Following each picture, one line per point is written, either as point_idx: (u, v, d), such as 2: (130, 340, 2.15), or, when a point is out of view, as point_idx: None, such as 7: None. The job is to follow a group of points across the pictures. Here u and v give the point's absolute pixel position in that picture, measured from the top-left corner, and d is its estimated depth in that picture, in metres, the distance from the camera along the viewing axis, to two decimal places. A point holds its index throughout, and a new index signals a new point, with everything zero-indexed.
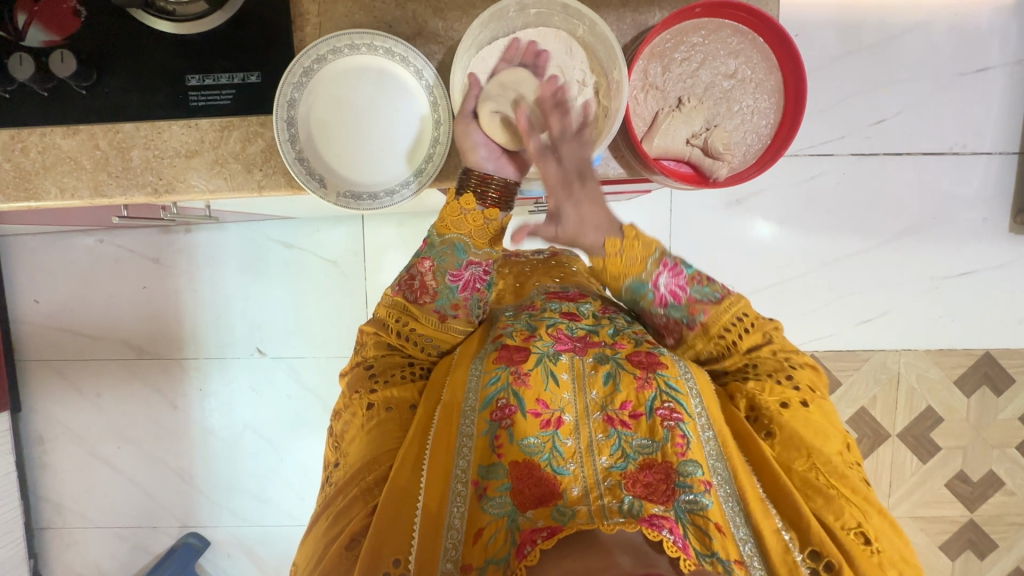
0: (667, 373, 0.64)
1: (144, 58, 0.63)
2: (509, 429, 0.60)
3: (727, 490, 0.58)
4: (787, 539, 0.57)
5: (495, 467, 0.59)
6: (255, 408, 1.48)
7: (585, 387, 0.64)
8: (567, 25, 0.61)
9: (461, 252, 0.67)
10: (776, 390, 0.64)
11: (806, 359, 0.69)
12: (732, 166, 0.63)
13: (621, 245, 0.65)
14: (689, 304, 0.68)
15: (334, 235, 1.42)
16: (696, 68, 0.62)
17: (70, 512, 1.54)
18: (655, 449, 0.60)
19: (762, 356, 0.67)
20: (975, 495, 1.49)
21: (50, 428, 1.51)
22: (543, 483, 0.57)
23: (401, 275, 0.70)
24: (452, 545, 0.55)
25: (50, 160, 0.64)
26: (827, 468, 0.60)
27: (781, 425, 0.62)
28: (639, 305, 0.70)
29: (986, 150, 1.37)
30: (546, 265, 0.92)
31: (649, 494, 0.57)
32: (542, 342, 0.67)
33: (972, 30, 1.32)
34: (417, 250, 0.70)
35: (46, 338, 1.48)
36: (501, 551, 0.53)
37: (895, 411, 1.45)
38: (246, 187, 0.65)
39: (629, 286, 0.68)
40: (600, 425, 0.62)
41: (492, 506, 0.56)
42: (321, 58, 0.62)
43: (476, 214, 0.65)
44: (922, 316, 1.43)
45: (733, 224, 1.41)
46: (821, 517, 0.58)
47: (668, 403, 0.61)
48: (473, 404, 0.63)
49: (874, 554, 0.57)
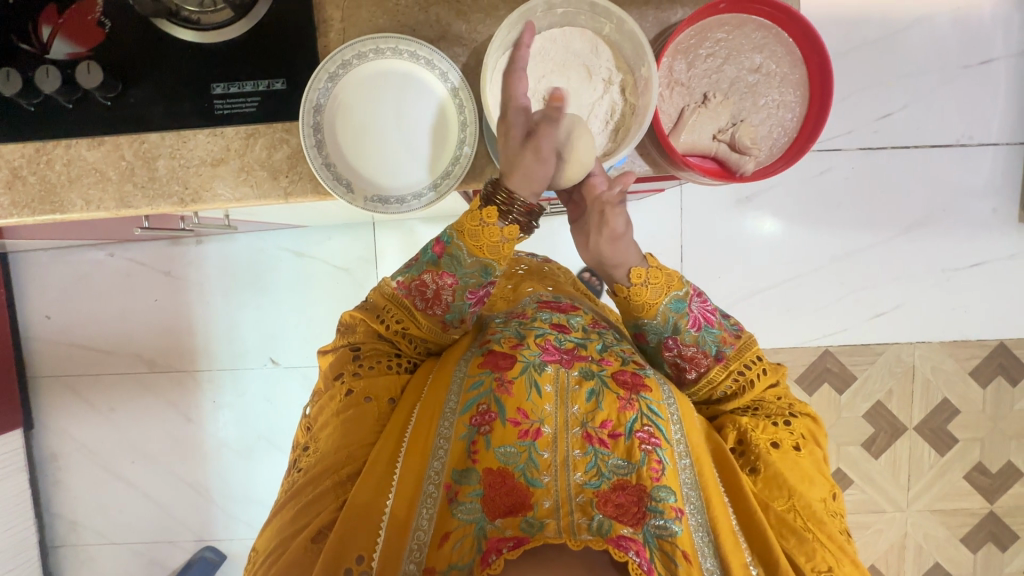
0: (650, 396, 0.64)
1: (171, 68, 0.63)
2: (486, 436, 0.61)
3: (698, 519, 0.60)
4: (752, 574, 0.59)
5: (469, 472, 0.60)
6: (270, 418, 1.47)
7: (568, 401, 0.64)
8: (593, 24, 0.60)
9: (487, 275, 0.65)
10: (771, 430, 0.65)
11: (807, 409, 0.70)
12: (759, 160, 0.63)
13: (646, 275, 0.66)
14: (719, 331, 0.68)
15: (346, 242, 1.41)
16: (721, 63, 0.62)
17: (83, 529, 1.52)
18: (629, 471, 0.61)
19: (761, 400, 0.68)
20: (994, 487, 1.48)
21: (62, 445, 1.50)
22: (513, 494, 0.59)
23: (409, 276, 0.66)
24: (417, 546, 0.57)
25: (76, 172, 0.64)
26: (807, 512, 0.62)
27: (768, 463, 0.64)
28: (674, 330, 0.68)
29: (993, 141, 1.38)
30: (540, 270, 0.91)
31: (620, 516, 0.59)
32: (529, 351, 0.67)
33: (975, 22, 1.33)
34: (431, 253, 0.65)
35: (58, 355, 1.48)
36: (466, 557, 0.56)
37: (911, 404, 1.45)
38: (273, 194, 0.65)
39: (667, 306, 0.67)
40: (578, 440, 0.62)
41: (461, 511, 0.58)
42: (346, 62, 0.62)
43: (495, 229, 0.63)
44: (935, 308, 1.43)
45: (743, 221, 1.41)
46: (792, 557, 0.60)
47: (647, 426, 0.63)
48: (453, 407, 0.64)
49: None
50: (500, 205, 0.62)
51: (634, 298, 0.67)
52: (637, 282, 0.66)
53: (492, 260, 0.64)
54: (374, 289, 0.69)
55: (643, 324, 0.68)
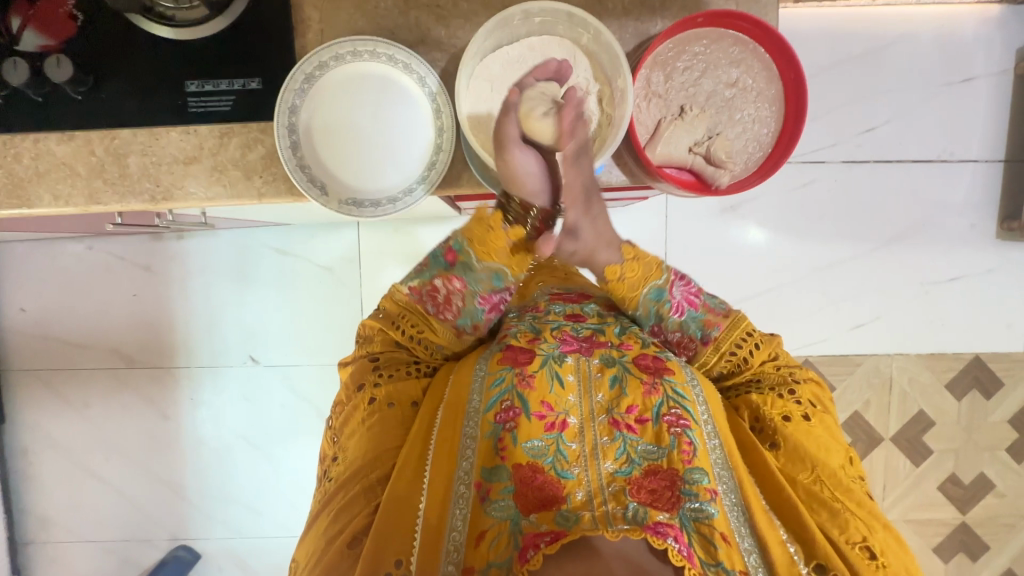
0: (674, 379, 0.65)
1: (144, 64, 0.62)
2: (513, 432, 0.61)
3: (732, 499, 0.60)
4: (791, 551, 0.59)
5: (499, 469, 0.59)
6: (248, 416, 1.46)
7: (591, 390, 0.65)
8: (571, 34, 0.61)
9: (499, 281, 0.69)
10: (779, 403, 0.67)
11: (810, 375, 0.72)
12: (734, 174, 0.64)
13: (621, 269, 0.70)
14: (703, 313, 0.71)
15: (330, 241, 1.40)
16: (698, 77, 0.62)
17: (55, 526, 1.50)
18: (660, 455, 0.61)
19: (766, 374, 0.70)
20: (967, 497, 1.51)
21: (35, 439, 1.48)
22: (546, 488, 0.59)
23: (421, 282, 0.68)
24: (454, 548, 0.56)
25: (44, 166, 0.63)
26: (831, 481, 0.63)
27: (786, 436, 0.65)
28: (657, 318, 0.71)
29: (973, 157, 1.40)
30: (547, 262, 0.86)
31: (654, 501, 0.59)
32: (547, 344, 0.67)
33: (958, 40, 1.35)
34: (443, 260, 0.68)
35: (33, 348, 1.45)
36: (503, 555, 0.55)
37: (888, 414, 1.47)
38: (246, 195, 0.64)
39: (646, 295, 0.71)
40: (605, 428, 0.62)
41: (495, 509, 0.58)
42: (323, 64, 0.61)
43: (503, 234, 0.66)
44: (913, 321, 1.45)
45: (727, 230, 1.42)
46: (826, 531, 0.60)
47: (674, 409, 0.63)
48: (478, 405, 0.63)
49: (878, 568, 0.59)
50: (516, 216, 0.66)
51: (614, 291, 0.71)
52: (614, 277, 0.70)
53: (503, 266, 0.68)
54: (386, 297, 0.71)
55: (627, 315, 0.73)
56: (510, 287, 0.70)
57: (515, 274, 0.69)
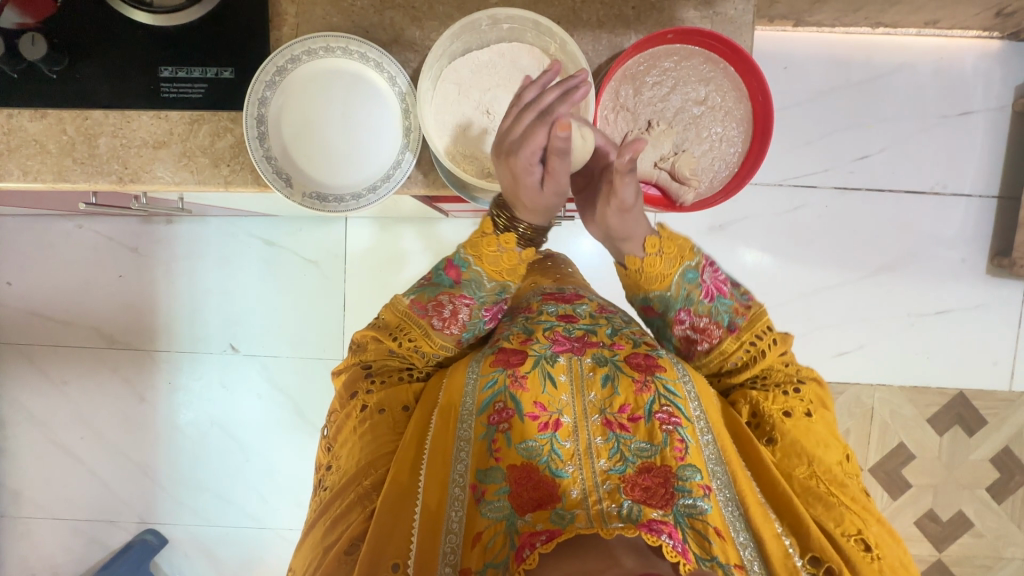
0: (665, 376, 0.64)
1: (120, 47, 0.63)
2: (506, 433, 0.60)
3: (726, 494, 0.58)
4: (787, 545, 0.57)
5: (493, 470, 0.59)
6: (224, 404, 1.46)
7: (584, 389, 0.65)
8: (540, 42, 0.61)
9: (501, 295, 0.68)
10: (781, 399, 0.63)
11: (813, 373, 0.68)
12: (699, 191, 0.63)
13: (660, 245, 0.66)
14: (732, 302, 0.67)
15: (318, 235, 1.41)
16: (666, 92, 0.62)
17: (27, 501, 1.50)
18: (653, 453, 0.60)
19: (769, 369, 0.66)
20: (944, 535, 1.48)
21: (12, 413, 1.48)
22: (541, 487, 0.57)
23: (426, 296, 0.68)
24: (451, 549, 0.55)
25: (16, 142, 0.64)
26: (828, 476, 0.60)
27: (784, 432, 0.62)
28: (686, 301, 0.67)
29: (966, 191, 1.39)
30: (542, 266, 0.93)
31: (648, 499, 0.57)
32: (539, 345, 0.68)
33: (957, 73, 1.35)
34: (445, 276, 0.68)
35: (16, 322, 1.46)
36: (500, 555, 0.53)
37: (867, 445, 1.45)
38: (212, 181, 0.65)
39: (680, 278, 0.66)
40: (599, 428, 0.62)
41: (490, 510, 0.56)
42: (295, 58, 0.62)
43: (514, 253, 0.65)
44: (898, 352, 1.43)
45: (714, 249, 1.42)
46: (821, 525, 0.57)
47: (665, 407, 0.62)
48: (470, 408, 0.63)
49: (875, 560, 0.56)
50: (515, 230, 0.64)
51: (646, 271, 0.66)
52: (650, 253, 0.66)
53: (508, 282, 0.67)
54: (386, 309, 0.71)
55: (652, 296, 0.68)
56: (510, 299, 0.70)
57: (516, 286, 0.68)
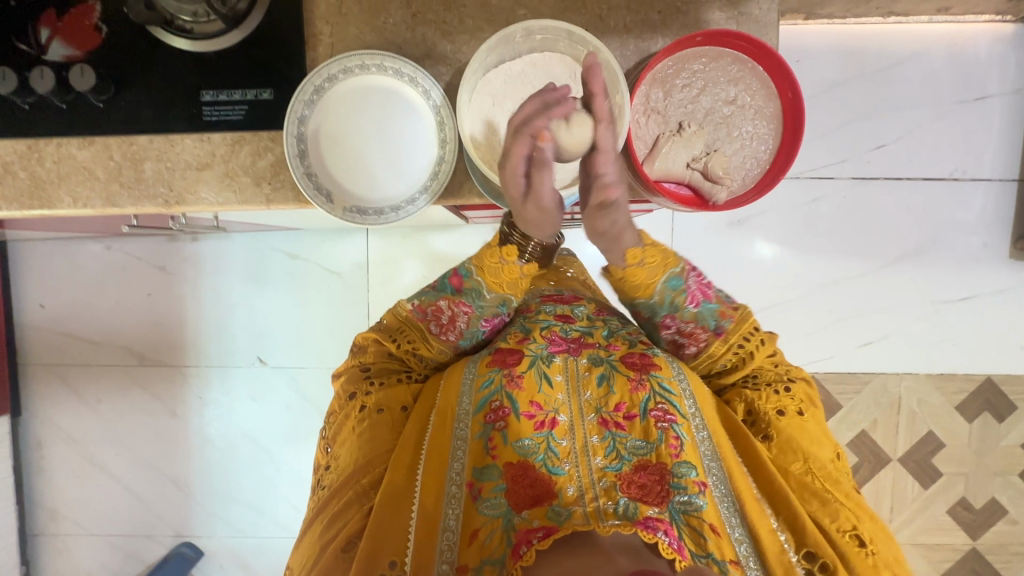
0: (660, 374, 0.67)
1: (163, 73, 0.65)
2: (503, 431, 0.64)
3: (722, 491, 0.62)
4: (782, 539, 0.60)
5: (490, 468, 0.62)
6: (254, 416, 1.48)
7: (579, 388, 0.68)
8: (571, 50, 0.62)
9: (502, 307, 0.73)
10: (774, 398, 0.67)
11: (803, 373, 0.72)
12: (731, 190, 0.64)
13: (642, 255, 0.67)
14: (717, 305, 0.71)
15: (340, 247, 1.43)
16: (697, 94, 0.64)
17: (64, 518, 1.53)
18: (649, 451, 0.63)
19: (760, 370, 0.70)
20: (978, 523, 1.47)
21: (48, 432, 1.51)
22: (537, 484, 0.60)
23: (426, 301, 0.73)
24: (448, 547, 0.58)
25: (65, 170, 0.66)
26: (822, 472, 0.64)
27: (778, 429, 0.66)
28: (671, 308, 0.70)
29: (986, 176, 1.38)
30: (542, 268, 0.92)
31: (644, 496, 0.60)
32: (535, 344, 0.70)
33: (971, 59, 1.35)
34: (449, 284, 0.73)
35: (49, 343, 1.50)
36: (497, 551, 0.57)
37: (896, 435, 1.45)
38: (255, 200, 0.67)
39: (663, 284, 0.70)
40: (595, 426, 0.65)
41: (488, 507, 0.59)
42: (332, 77, 0.64)
43: (514, 267, 0.70)
44: (923, 340, 1.43)
45: (733, 244, 1.42)
46: (816, 519, 0.62)
47: (661, 405, 0.65)
48: (468, 407, 0.67)
49: (869, 555, 0.60)
50: (519, 244, 0.69)
51: (629, 278, 0.69)
52: (632, 262, 0.68)
53: (508, 294, 0.73)
54: (388, 313, 0.76)
55: (639, 303, 0.71)
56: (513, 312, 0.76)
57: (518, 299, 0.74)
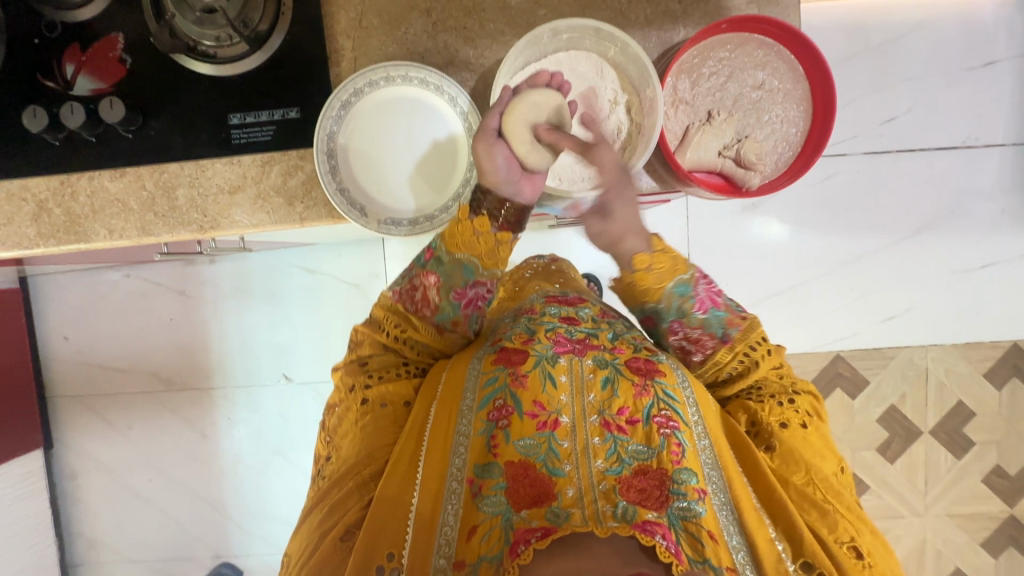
0: (664, 381, 0.66)
1: (190, 101, 0.65)
2: (505, 430, 0.62)
3: (721, 499, 0.61)
4: (779, 549, 0.59)
5: (491, 466, 0.60)
6: (284, 433, 1.48)
7: (583, 390, 0.66)
8: (598, 47, 0.62)
9: (467, 272, 0.67)
10: (779, 410, 0.66)
11: (809, 387, 0.71)
12: (764, 175, 0.64)
13: (650, 259, 0.69)
14: (725, 313, 0.71)
15: (356, 259, 1.43)
16: (724, 81, 0.63)
17: (103, 547, 1.54)
18: (650, 455, 0.61)
19: (764, 379, 0.70)
20: (1014, 490, 1.47)
21: (81, 463, 1.52)
22: (536, 485, 0.59)
23: (403, 282, 0.70)
24: (446, 541, 0.58)
25: (99, 203, 0.66)
26: (824, 484, 0.63)
27: (783, 440, 0.64)
28: (679, 313, 0.71)
29: (999, 142, 1.37)
30: (546, 270, 0.93)
31: (644, 500, 0.59)
32: (541, 345, 0.69)
33: (977, 25, 1.34)
34: (421, 258, 0.69)
35: (76, 374, 1.51)
36: (494, 548, 0.56)
37: (925, 407, 1.44)
38: (288, 220, 0.67)
39: (672, 290, 0.70)
40: (597, 429, 0.63)
41: (487, 504, 0.58)
42: (358, 91, 0.63)
43: (468, 223, 0.65)
44: (947, 310, 1.42)
45: (750, 227, 1.42)
46: (815, 531, 0.61)
47: (663, 411, 0.64)
48: (470, 404, 0.65)
49: (865, 567, 0.59)
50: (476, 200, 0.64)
51: (637, 282, 0.70)
52: (642, 267, 0.69)
53: (469, 256, 0.66)
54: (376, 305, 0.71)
55: (648, 308, 0.72)
56: (485, 281, 0.69)
57: (488, 268, 0.68)
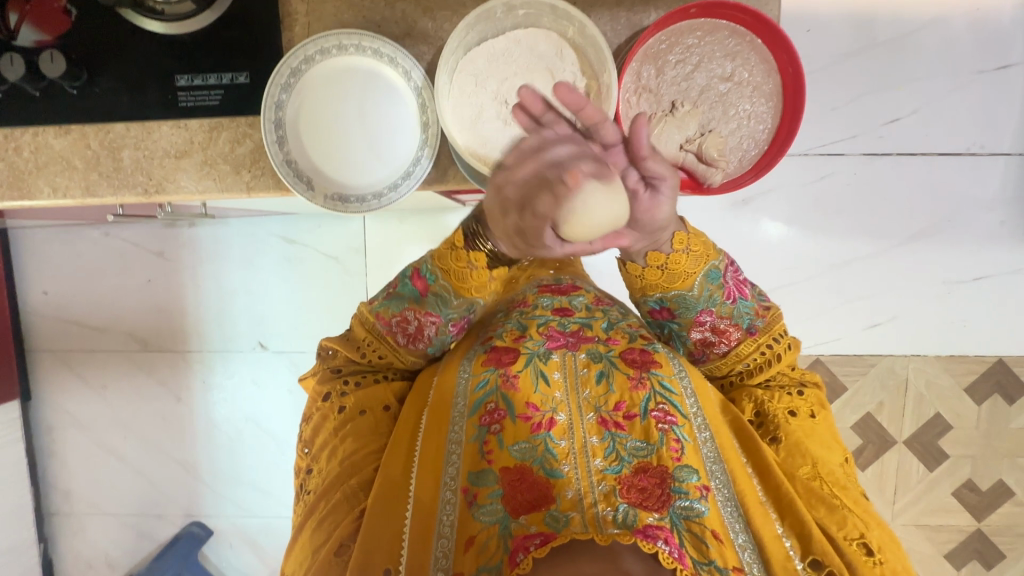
0: (661, 372, 0.68)
1: (136, 58, 0.63)
2: (498, 434, 0.64)
3: (725, 495, 0.62)
4: (788, 547, 0.59)
5: (486, 473, 0.62)
6: (258, 400, 1.49)
7: (578, 386, 0.69)
8: (557, 26, 0.60)
9: (469, 310, 0.71)
10: (785, 400, 0.69)
11: (815, 379, 0.73)
12: (727, 172, 0.62)
13: (688, 240, 0.67)
14: (752, 305, 0.71)
15: (336, 231, 1.42)
16: (691, 70, 0.60)
17: (79, 499, 1.57)
18: (649, 453, 0.63)
19: (777, 373, 0.71)
20: (984, 505, 1.46)
21: (58, 417, 1.55)
22: (535, 487, 0.60)
23: (391, 313, 0.71)
24: (443, 554, 0.58)
25: (43, 160, 0.65)
26: (831, 479, 0.64)
27: (788, 432, 0.66)
28: (710, 302, 0.69)
29: (1005, 151, 1.32)
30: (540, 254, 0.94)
31: (644, 501, 0.60)
32: (532, 342, 0.72)
33: (993, 25, 1.27)
34: (413, 289, 0.71)
35: (55, 329, 1.51)
36: (492, 558, 0.56)
37: (902, 417, 1.43)
38: (235, 189, 0.65)
39: (705, 276, 0.67)
40: (594, 426, 0.65)
41: (483, 514, 0.59)
42: (308, 58, 0.61)
43: (464, 255, 0.67)
44: (933, 321, 1.39)
45: (738, 224, 1.38)
46: (824, 526, 0.60)
47: (661, 405, 0.65)
48: (462, 409, 0.67)
49: (876, 564, 0.59)
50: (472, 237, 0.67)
51: (672, 265, 0.66)
52: (679, 247, 0.66)
53: (475, 298, 0.70)
54: (356, 319, 0.75)
55: (676, 296, 0.69)
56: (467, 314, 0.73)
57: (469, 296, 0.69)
